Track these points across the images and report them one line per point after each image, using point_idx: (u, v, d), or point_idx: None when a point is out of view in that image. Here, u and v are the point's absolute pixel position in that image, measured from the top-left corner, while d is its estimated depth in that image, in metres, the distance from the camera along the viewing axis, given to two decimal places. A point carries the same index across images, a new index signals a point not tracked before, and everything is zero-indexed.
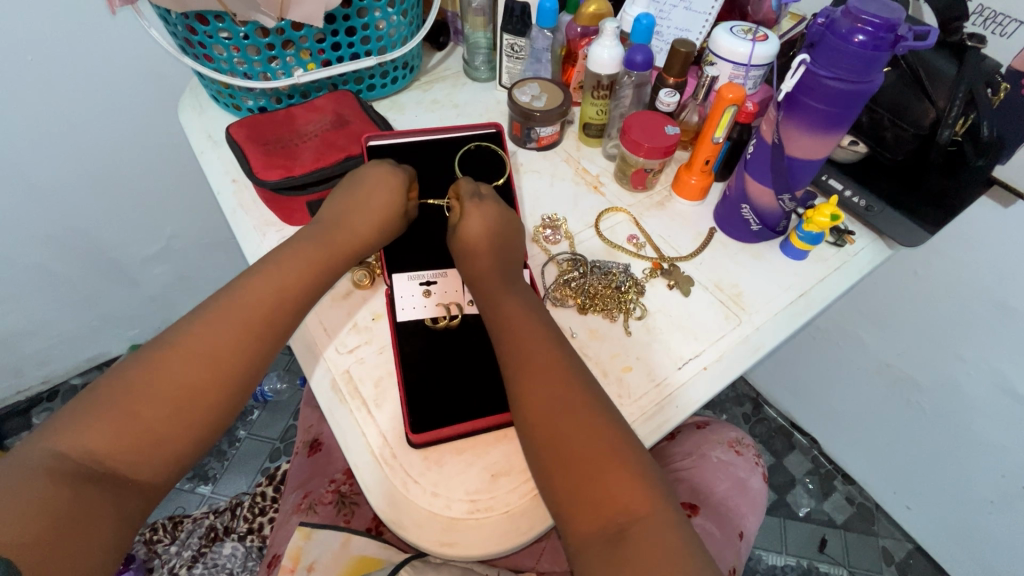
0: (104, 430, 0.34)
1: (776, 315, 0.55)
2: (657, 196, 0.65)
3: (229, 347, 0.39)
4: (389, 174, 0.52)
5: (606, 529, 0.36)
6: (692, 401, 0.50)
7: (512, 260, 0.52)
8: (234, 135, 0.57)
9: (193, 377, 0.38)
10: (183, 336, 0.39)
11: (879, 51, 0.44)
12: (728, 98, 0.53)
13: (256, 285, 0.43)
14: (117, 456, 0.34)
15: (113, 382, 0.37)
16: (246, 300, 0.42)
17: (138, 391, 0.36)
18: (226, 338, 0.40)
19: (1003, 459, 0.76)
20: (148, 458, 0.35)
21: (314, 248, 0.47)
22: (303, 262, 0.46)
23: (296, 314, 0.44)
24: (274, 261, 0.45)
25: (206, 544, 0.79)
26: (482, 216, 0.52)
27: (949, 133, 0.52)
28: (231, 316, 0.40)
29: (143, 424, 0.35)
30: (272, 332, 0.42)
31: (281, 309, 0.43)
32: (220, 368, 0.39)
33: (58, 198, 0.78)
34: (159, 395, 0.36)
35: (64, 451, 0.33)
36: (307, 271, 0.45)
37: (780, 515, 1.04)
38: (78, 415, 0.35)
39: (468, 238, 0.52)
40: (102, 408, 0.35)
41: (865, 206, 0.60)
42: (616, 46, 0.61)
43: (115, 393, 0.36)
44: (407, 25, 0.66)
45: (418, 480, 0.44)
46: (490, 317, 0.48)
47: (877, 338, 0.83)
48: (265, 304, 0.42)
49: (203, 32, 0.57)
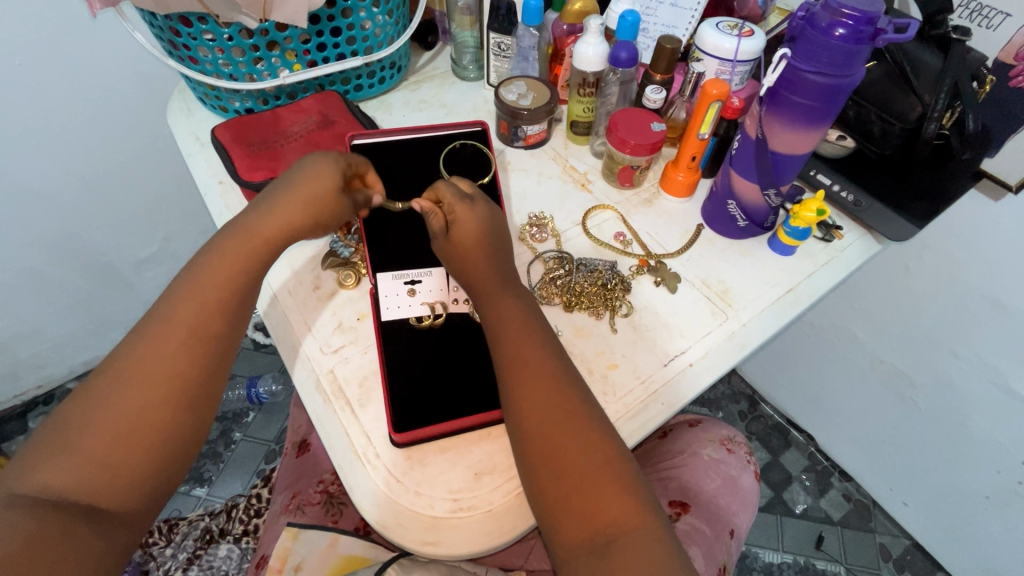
0: (63, 463, 0.33)
1: (763, 311, 0.55)
2: (644, 193, 0.65)
3: (167, 356, 0.38)
4: (325, 159, 0.47)
5: (593, 541, 0.36)
6: (677, 398, 0.49)
7: (512, 270, 0.51)
8: (219, 137, 0.57)
9: (140, 393, 0.36)
10: (123, 357, 0.38)
11: (859, 44, 0.44)
12: (712, 93, 0.53)
13: (189, 288, 0.40)
14: (81, 486, 0.33)
15: (67, 416, 0.35)
16: (177, 308, 0.39)
17: (91, 419, 0.35)
18: (161, 349, 0.38)
19: (998, 454, 0.76)
20: (114, 481, 0.34)
21: (230, 241, 0.43)
22: (226, 256, 0.42)
23: (235, 310, 0.41)
24: (197, 261, 0.42)
25: (202, 546, 0.78)
26: (473, 232, 0.50)
27: (936, 126, 0.52)
28: (163, 326, 0.39)
29: (99, 449, 0.34)
30: (213, 335, 0.40)
31: (222, 311, 0.41)
32: (160, 378, 0.37)
33: (50, 203, 0.78)
34: (109, 418, 0.35)
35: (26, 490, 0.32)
36: (233, 266, 0.42)
37: (776, 513, 1.04)
38: (38, 455, 0.34)
39: (463, 244, 0.50)
40: (60, 442, 0.34)
41: (854, 201, 0.59)
42: (600, 43, 0.61)
43: (70, 425, 0.35)
44: (393, 25, 0.66)
45: (400, 479, 0.44)
46: (485, 320, 0.48)
47: (870, 333, 0.83)
48: (198, 308, 0.40)
49: (187, 34, 0.57)
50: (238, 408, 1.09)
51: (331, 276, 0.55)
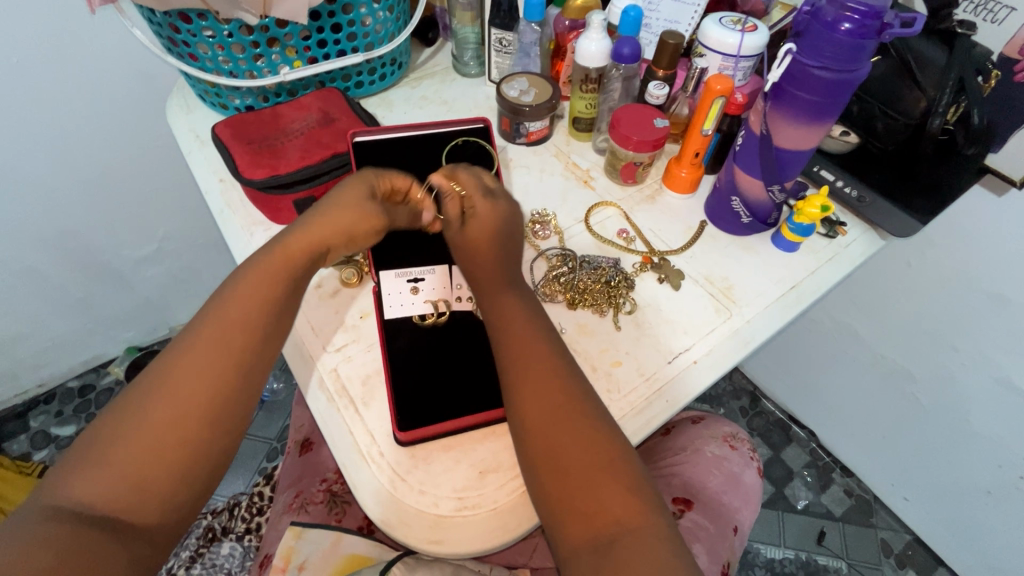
0: (96, 478, 0.32)
1: (768, 307, 0.55)
2: (647, 189, 0.65)
3: (209, 368, 0.36)
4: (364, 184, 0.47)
5: (597, 540, 0.36)
6: (681, 395, 0.49)
7: (516, 256, 0.51)
8: (220, 134, 0.57)
9: (175, 407, 0.35)
10: (165, 364, 0.37)
11: (865, 38, 0.43)
12: (715, 89, 0.53)
13: (233, 298, 0.39)
14: (116, 500, 0.32)
15: (104, 425, 0.34)
16: (215, 320, 0.38)
17: (124, 432, 0.34)
18: (198, 364, 0.36)
19: (1000, 450, 0.76)
20: (145, 498, 0.33)
21: (265, 256, 0.41)
22: (266, 266, 0.41)
23: (278, 322, 0.40)
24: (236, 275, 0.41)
25: (204, 545, 0.77)
26: (490, 229, 0.50)
27: (940, 121, 0.52)
28: (201, 339, 0.37)
29: (134, 462, 0.33)
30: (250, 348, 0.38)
31: (259, 324, 0.39)
32: (200, 390, 0.36)
33: (48, 201, 0.78)
34: (143, 431, 0.34)
35: (59, 502, 0.31)
36: (269, 278, 0.40)
37: (778, 508, 1.04)
38: (73, 465, 0.33)
39: (476, 241, 0.50)
40: (94, 453, 0.33)
41: (857, 197, 0.59)
42: (603, 39, 0.61)
43: (103, 437, 0.34)
44: (394, 21, 0.66)
45: (404, 478, 0.43)
46: (489, 318, 0.48)
47: (871, 329, 0.83)
48: (236, 321, 0.38)
49: (187, 31, 0.56)
50: None
51: (333, 274, 0.55)
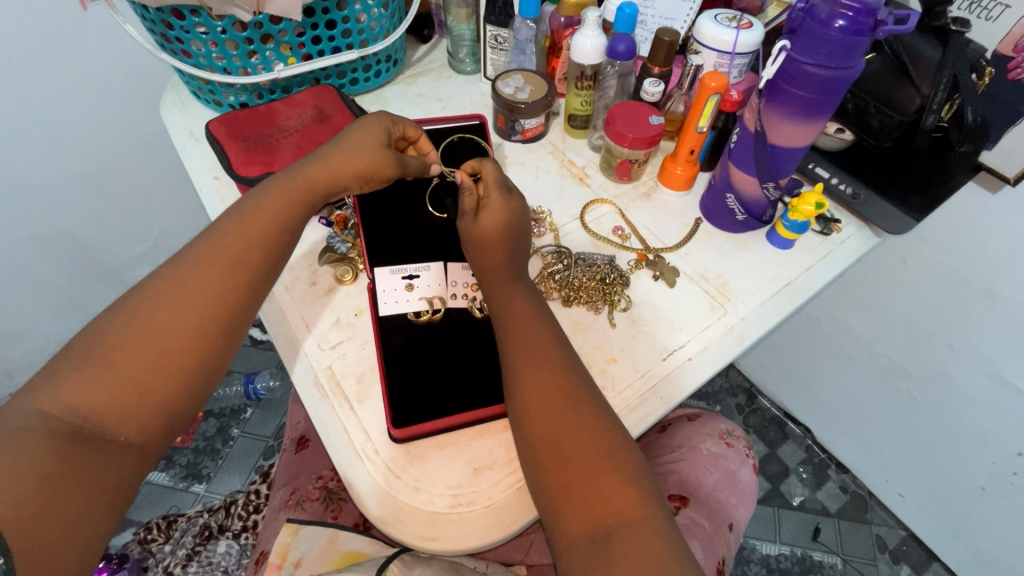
0: (80, 395, 0.34)
1: (762, 304, 0.55)
2: (643, 186, 0.65)
3: (205, 290, 0.39)
4: (378, 126, 0.50)
5: (594, 532, 0.36)
6: (677, 392, 0.49)
7: (523, 253, 0.51)
8: (213, 131, 0.57)
9: (158, 342, 0.37)
10: (159, 285, 0.39)
11: (859, 36, 0.43)
12: (711, 86, 0.53)
13: (231, 228, 0.42)
14: (106, 410, 0.35)
15: (98, 335, 0.37)
16: (202, 260, 0.40)
17: (110, 356, 0.36)
18: (185, 304, 0.38)
19: (993, 445, 0.76)
20: (129, 417, 0.35)
21: (275, 194, 0.44)
22: (276, 196, 0.44)
23: (273, 251, 0.43)
24: (238, 210, 0.43)
25: (201, 542, 0.78)
26: (502, 213, 0.50)
27: (934, 118, 0.52)
28: (189, 281, 0.39)
29: (127, 374, 0.36)
30: (235, 294, 0.40)
31: (257, 253, 0.42)
32: (196, 307, 0.38)
33: (42, 200, 0.77)
34: (135, 351, 0.36)
35: (49, 410, 0.34)
36: (278, 209, 0.44)
37: (773, 505, 1.04)
38: (66, 373, 0.35)
39: (486, 232, 0.49)
40: (88, 364, 0.35)
41: (851, 194, 0.59)
42: (598, 35, 0.61)
43: (85, 356, 0.36)
44: (389, 18, 0.65)
45: (400, 475, 0.43)
46: (494, 312, 0.48)
47: (866, 326, 0.83)
48: (223, 267, 0.40)
49: (179, 27, 0.56)
50: (235, 404, 1.08)
51: (328, 271, 0.55)
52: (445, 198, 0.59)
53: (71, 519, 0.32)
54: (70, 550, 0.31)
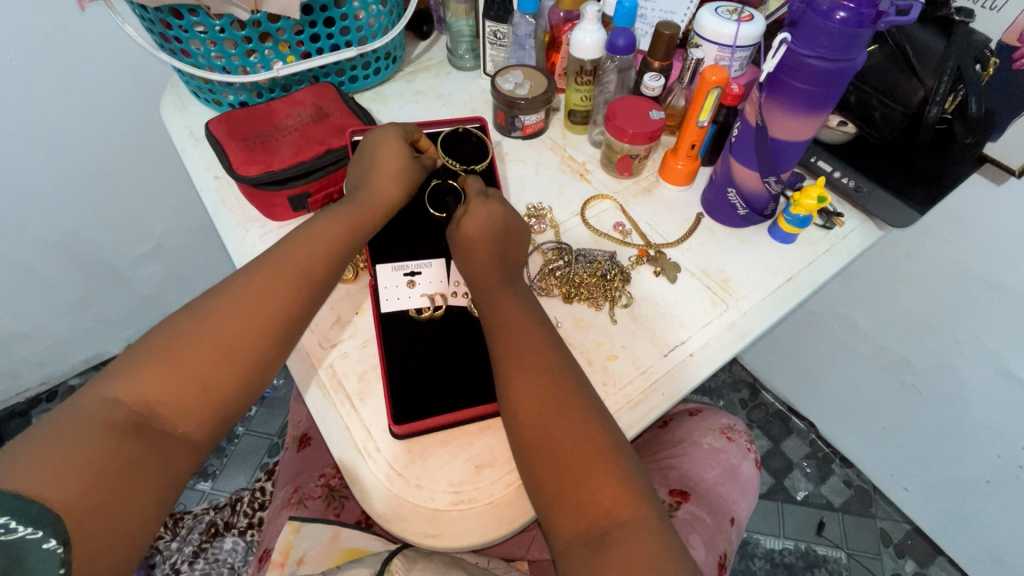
0: (145, 387, 0.36)
1: (764, 300, 0.55)
2: (643, 182, 0.65)
3: (278, 295, 0.42)
4: (397, 141, 0.53)
5: (587, 533, 0.36)
6: (678, 388, 0.49)
7: (513, 257, 0.52)
8: (213, 131, 0.57)
9: (227, 343, 0.39)
10: (237, 285, 0.42)
11: (860, 27, 0.43)
12: (711, 80, 0.52)
13: (295, 243, 0.45)
14: (171, 399, 0.36)
15: (172, 332, 0.38)
16: (273, 272, 0.43)
17: (182, 350, 0.37)
18: (257, 310, 0.41)
19: (999, 439, 0.76)
20: (189, 413, 0.37)
21: (322, 218, 0.48)
22: (336, 216, 0.48)
23: (336, 262, 0.46)
24: (300, 229, 0.47)
25: (207, 539, 0.79)
26: (486, 212, 0.52)
27: (937, 111, 0.51)
28: (261, 291, 0.41)
29: (198, 368, 0.37)
30: (300, 304, 0.43)
31: (321, 265, 0.45)
32: (268, 314, 0.41)
33: (48, 199, 0.78)
34: (205, 352, 0.38)
35: (120, 398, 0.35)
36: (348, 224, 0.48)
37: (777, 500, 1.04)
38: (136, 366, 0.37)
39: (468, 234, 0.51)
40: (158, 357, 0.37)
41: (855, 186, 0.59)
42: (597, 30, 0.60)
43: (156, 351, 0.37)
44: (388, 14, 0.65)
45: (401, 473, 0.44)
46: (485, 312, 0.48)
47: (870, 320, 0.83)
48: (292, 281, 0.43)
49: (178, 27, 0.56)
50: None
51: None
52: (445, 197, 0.59)
53: (130, 507, 0.32)
54: (125, 538, 0.32)
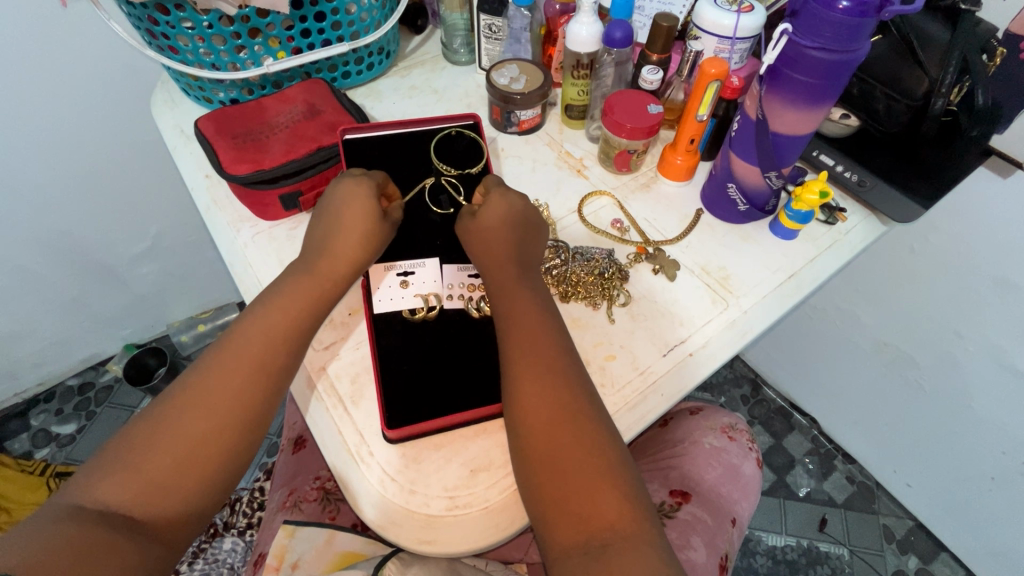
0: (109, 491, 0.34)
1: (765, 297, 0.54)
2: (642, 177, 0.64)
3: (237, 385, 0.40)
4: (365, 198, 0.49)
5: (586, 543, 0.35)
6: (676, 388, 0.48)
7: (532, 256, 0.51)
8: (202, 129, 0.56)
9: (184, 443, 0.37)
10: (192, 380, 0.40)
11: (864, 16, 0.41)
12: (710, 73, 0.51)
13: (256, 324, 0.43)
14: (134, 502, 0.34)
15: (129, 437, 0.37)
16: (231, 361, 0.41)
17: (139, 456, 0.36)
18: (211, 408, 0.39)
19: (1003, 435, 0.75)
20: (157, 510, 0.35)
21: (298, 275, 0.47)
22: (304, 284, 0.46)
23: (300, 342, 0.44)
24: (263, 307, 0.45)
25: (206, 540, 0.77)
26: (504, 206, 0.51)
27: (943, 101, 0.50)
28: (216, 384, 0.40)
29: (156, 471, 0.36)
30: (265, 389, 0.41)
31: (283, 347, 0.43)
32: (225, 406, 0.39)
33: (39, 198, 0.77)
34: (163, 454, 0.36)
35: (82, 504, 0.33)
36: (313, 298, 0.46)
37: (779, 497, 1.04)
38: (95, 474, 0.35)
39: (484, 232, 0.51)
40: (115, 464, 0.35)
41: (857, 181, 0.58)
42: (594, 23, 0.59)
43: (116, 458, 0.36)
44: (380, 8, 0.64)
45: (395, 478, 0.43)
46: (498, 301, 0.48)
47: (873, 315, 0.82)
48: (248, 371, 0.41)
49: (165, 23, 0.55)
50: None
51: None
52: (441, 194, 0.58)
53: None
54: None
